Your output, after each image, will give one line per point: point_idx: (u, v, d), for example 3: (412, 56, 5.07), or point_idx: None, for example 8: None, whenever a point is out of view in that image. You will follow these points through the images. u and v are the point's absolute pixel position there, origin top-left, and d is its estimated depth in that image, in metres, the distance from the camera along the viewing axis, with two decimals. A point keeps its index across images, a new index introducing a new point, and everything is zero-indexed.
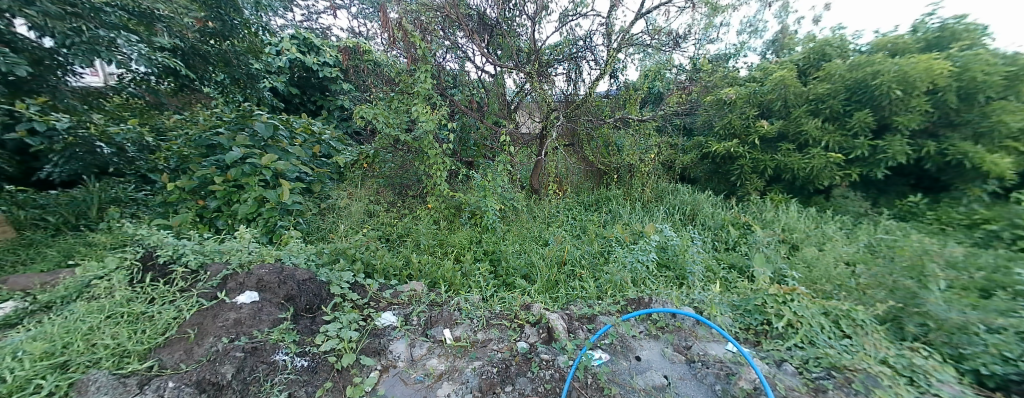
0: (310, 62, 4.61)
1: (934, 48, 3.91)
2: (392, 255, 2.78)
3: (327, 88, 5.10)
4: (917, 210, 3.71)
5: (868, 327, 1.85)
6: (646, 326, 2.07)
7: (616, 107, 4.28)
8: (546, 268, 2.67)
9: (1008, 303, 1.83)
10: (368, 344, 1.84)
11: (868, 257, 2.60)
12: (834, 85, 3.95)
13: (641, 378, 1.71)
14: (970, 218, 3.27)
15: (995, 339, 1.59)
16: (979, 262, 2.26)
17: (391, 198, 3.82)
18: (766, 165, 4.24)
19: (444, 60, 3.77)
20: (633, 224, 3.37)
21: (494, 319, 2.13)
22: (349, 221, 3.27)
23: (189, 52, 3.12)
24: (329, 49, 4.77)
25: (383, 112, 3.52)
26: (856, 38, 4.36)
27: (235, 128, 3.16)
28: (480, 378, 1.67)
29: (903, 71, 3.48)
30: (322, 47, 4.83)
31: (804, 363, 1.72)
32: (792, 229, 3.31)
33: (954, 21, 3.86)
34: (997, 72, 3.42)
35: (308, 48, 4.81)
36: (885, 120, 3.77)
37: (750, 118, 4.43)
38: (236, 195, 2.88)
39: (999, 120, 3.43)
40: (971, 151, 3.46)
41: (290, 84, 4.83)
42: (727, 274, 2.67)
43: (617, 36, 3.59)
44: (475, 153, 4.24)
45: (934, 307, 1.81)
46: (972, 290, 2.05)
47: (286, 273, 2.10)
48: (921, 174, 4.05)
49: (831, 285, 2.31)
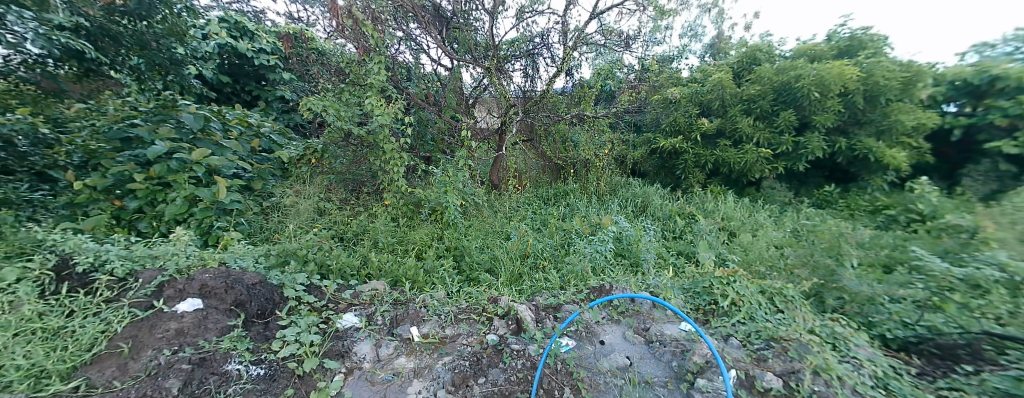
0: (243, 48, 4.01)
1: (845, 54, 4.47)
2: (349, 255, 2.64)
3: (264, 77, 4.55)
4: (832, 198, 4.28)
5: (796, 301, 2.13)
6: (608, 312, 2.20)
7: (571, 104, 4.38)
8: (509, 262, 2.73)
9: (907, 275, 2.21)
10: (331, 347, 1.76)
11: (793, 241, 2.96)
12: (764, 87, 4.37)
13: (606, 361, 1.84)
14: (873, 205, 3.86)
15: (897, 308, 1.97)
16: (884, 242, 2.72)
17: (343, 196, 3.63)
18: (706, 160, 4.61)
19: (398, 52, 3.66)
20: (591, 216, 3.50)
21: (462, 314, 2.14)
22: (297, 220, 3.08)
23: (97, 34, 2.65)
24: (265, 34, 4.20)
25: (333, 104, 3.29)
26: (781, 45, 4.86)
27: (157, 120, 2.83)
28: (452, 373, 1.68)
29: (820, 76, 3.94)
30: (255, 32, 4.25)
31: (747, 336, 1.94)
32: (730, 218, 3.65)
33: (861, 32, 4.43)
34: (895, 77, 3.98)
35: (240, 33, 4.23)
36: (806, 119, 4.26)
37: (693, 116, 4.76)
38: (162, 194, 2.59)
39: (897, 119, 4.05)
40: (874, 147, 4.04)
41: (219, 71, 4.20)
42: (675, 260, 2.88)
43: (572, 34, 3.69)
44: (433, 149, 4.13)
45: (849, 282, 2.14)
46: (877, 266, 2.44)
47: (233, 277, 1.95)
48: (833, 167, 4.65)
49: (764, 267, 2.58)
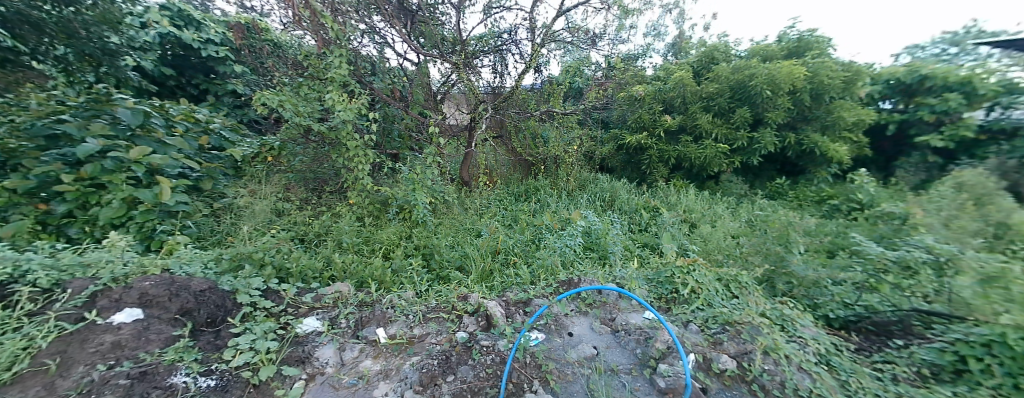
0: (189, 39, 3.70)
1: (794, 55, 4.77)
2: (310, 257, 2.54)
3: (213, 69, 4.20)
4: (782, 190, 4.59)
5: (750, 287, 2.27)
6: (576, 304, 2.26)
7: (539, 100, 4.36)
8: (480, 259, 2.73)
9: (848, 260, 2.41)
10: (290, 353, 1.68)
11: (748, 231, 3.14)
12: (721, 86, 4.58)
13: (574, 351, 1.88)
14: (819, 195, 4.17)
15: (839, 290, 2.17)
16: (828, 230, 2.95)
17: (304, 195, 3.50)
18: (669, 155, 4.80)
19: (360, 45, 3.54)
20: (561, 211, 3.56)
21: (431, 312, 2.13)
22: (253, 221, 2.92)
23: (13, 19, 2.42)
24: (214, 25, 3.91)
25: (290, 99, 3.13)
26: (737, 45, 5.12)
27: (88, 115, 2.58)
28: (420, 372, 1.66)
29: (771, 74, 4.19)
30: (203, 22, 3.93)
31: (705, 321, 2.05)
32: (691, 210, 3.82)
33: (807, 34, 4.75)
34: (837, 76, 4.30)
35: (185, 22, 3.86)
36: (759, 115, 4.52)
37: (656, 113, 4.92)
38: (96, 196, 2.38)
39: (839, 115, 4.39)
40: (819, 142, 4.36)
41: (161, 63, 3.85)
42: (641, 251, 2.99)
43: (539, 31, 3.73)
44: (400, 145, 4.00)
45: (796, 267, 2.30)
46: (822, 252, 2.64)
47: (178, 284, 1.83)
48: (784, 161, 4.97)
49: (722, 256, 2.72)
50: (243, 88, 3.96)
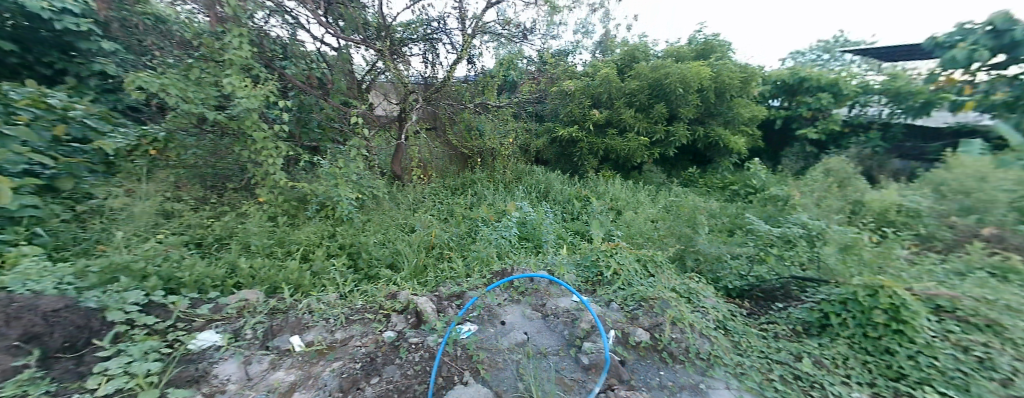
0: (33, 6, 2.89)
1: (701, 56, 5.33)
2: (210, 264, 2.25)
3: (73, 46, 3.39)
4: (694, 178, 5.16)
5: (663, 266, 2.51)
6: (509, 293, 2.32)
7: (475, 92, 4.36)
8: (413, 254, 2.66)
9: (743, 237, 2.79)
10: (179, 373, 1.48)
11: (664, 215, 3.48)
12: (642, 83, 4.94)
13: (505, 339, 1.92)
14: (723, 182, 4.75)
15: (735, 263, 2.51)
16: (729, 212, 3.38)
17: (199, 194, 3.13)
18: (598, 148, 5.09)
19: (267, 25, 3.18)
20: (497, 203, 3.62)
21: (355, 314, 2.03)
22: (130, 227, 2.49)
23: None
24: None
25: (175, 83, 2.66)
26: (655, 46, 5.57)
27: None
28: (340, 378, 1.57)
29: (683, 74, 4.63)
30: None
31: (624, 299, 2.22)
32: (617, 198, 4.11)
33: (712, 38, 5.33)
34: (736, 77, 4.90)
35: None
36: (674, 111, 4.98)
37: (586, 107, 5.16)
38: None
39: (737, 112, 5.03)
40: (722, 135, 4.94)
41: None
42: (572, 239, 3.16)
43: (470, 21, 3.69)
44: (321, 137, 3.75)
45: (702, 245, 2.61)
46: (724, 231, 3.03)
47: (18, 305, 1.48)
48: (696, 152, 5.58)
49: (642, 239, 2.98)
50: (113, 69, 3.33)
